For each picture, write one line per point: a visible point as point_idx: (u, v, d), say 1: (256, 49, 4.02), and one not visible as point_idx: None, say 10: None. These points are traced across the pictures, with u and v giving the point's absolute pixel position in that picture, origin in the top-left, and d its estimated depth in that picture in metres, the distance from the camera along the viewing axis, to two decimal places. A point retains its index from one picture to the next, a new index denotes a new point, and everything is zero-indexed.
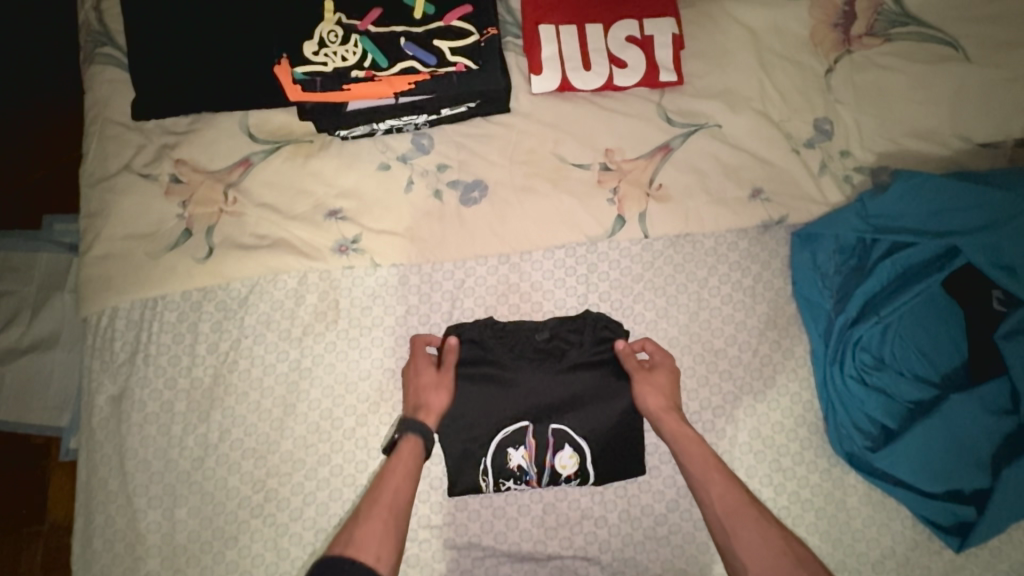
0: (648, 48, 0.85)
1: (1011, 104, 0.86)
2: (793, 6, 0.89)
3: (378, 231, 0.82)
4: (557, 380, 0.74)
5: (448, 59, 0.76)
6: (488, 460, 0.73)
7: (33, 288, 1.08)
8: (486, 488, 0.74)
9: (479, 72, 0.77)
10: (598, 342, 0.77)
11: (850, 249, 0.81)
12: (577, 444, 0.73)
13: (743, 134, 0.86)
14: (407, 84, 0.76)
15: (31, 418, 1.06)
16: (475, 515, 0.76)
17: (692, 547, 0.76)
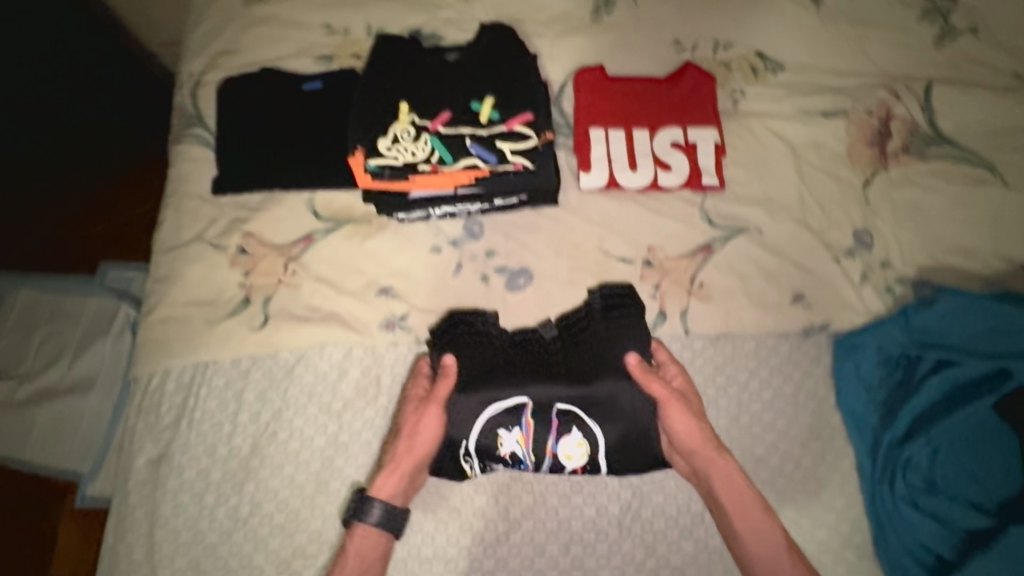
0: (692, 154, 0.91)
1: None
2: (828, 125, 0.95)
3: (425, 311, 0.85)
4: (577, 380, 0.72)
5: (507, 159, 0.82)
6: (473, 443, 0.72)
7: (79, 333, 1.18)
8: (473, 468, 0.74)
9: (534, 172, 0.83)
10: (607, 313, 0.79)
11: (895, 362, 0.80)
12: (588, 428, 0.72)
13: (784, 240, 0.88)
14: (467, 179, 0.82)
15: (55, 463, 1.11)
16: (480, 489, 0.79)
17: (704, 556, 0.77)
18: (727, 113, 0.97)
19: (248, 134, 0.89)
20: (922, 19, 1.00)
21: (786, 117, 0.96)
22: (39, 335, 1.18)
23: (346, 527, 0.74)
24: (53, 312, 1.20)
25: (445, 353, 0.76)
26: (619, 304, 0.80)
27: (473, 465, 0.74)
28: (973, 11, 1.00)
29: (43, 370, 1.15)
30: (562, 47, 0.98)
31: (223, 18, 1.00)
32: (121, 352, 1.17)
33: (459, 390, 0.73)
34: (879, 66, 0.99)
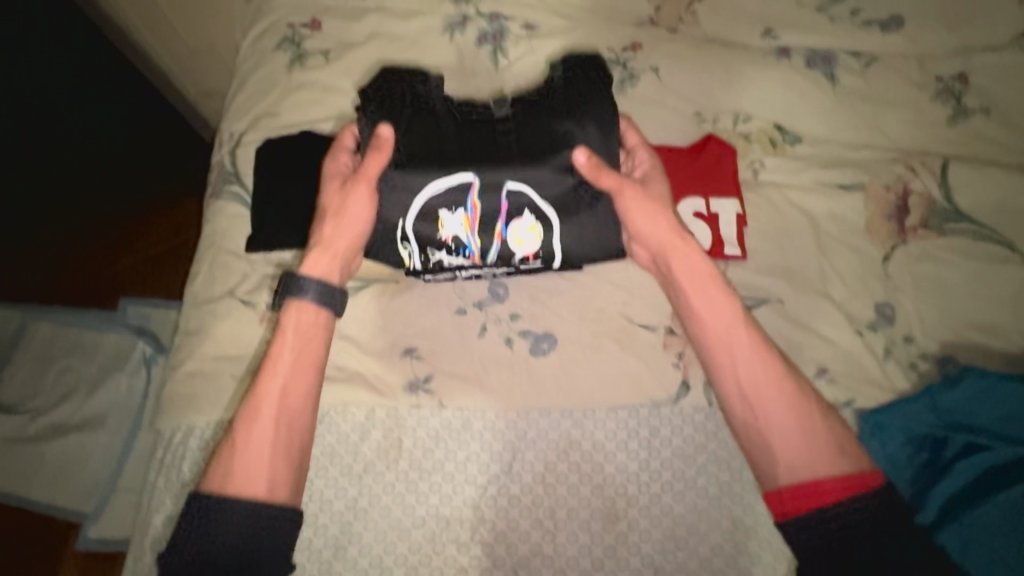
0: (714, 224, 0.93)
1: None
2: (848, 198, 0.97)
3: (449, 373, 0.86)
4: (541, 164, 0.75)
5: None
6: (414, 228, 0.76)
7: (94, 368, 1.27)
8: (413, 252, 0.78)
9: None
10: (570, 82, 0.81)
11: (921, 441, 0.79)
12: (541, 213, 0.76)
13: (806, 312, 0.89)
14: None
15: (66, 499, 1.17)
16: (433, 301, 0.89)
17: (690, 469, 0.80)
18: (747, 183, 0.99)
19: (284, 194, 0.92)
20: (935, 98, 1.03)
21: (806, 189, 0.98)
22: (53, 368, 1.27)
23: (279, 312, 0.78)
24: (71, 347, 1.30)
25: (383, 124, 0.77)
26: (587, 74, 0.82)
27: (415, 254, 0.78)
28: (985, 92, 1.03)
29: (56, 405, 1.22)
30: None
31: (267, 82, 1.05)
32: (132, 389, 1.25)
33: (392, 166, 0.76)
34: (895, 142, 1.02)
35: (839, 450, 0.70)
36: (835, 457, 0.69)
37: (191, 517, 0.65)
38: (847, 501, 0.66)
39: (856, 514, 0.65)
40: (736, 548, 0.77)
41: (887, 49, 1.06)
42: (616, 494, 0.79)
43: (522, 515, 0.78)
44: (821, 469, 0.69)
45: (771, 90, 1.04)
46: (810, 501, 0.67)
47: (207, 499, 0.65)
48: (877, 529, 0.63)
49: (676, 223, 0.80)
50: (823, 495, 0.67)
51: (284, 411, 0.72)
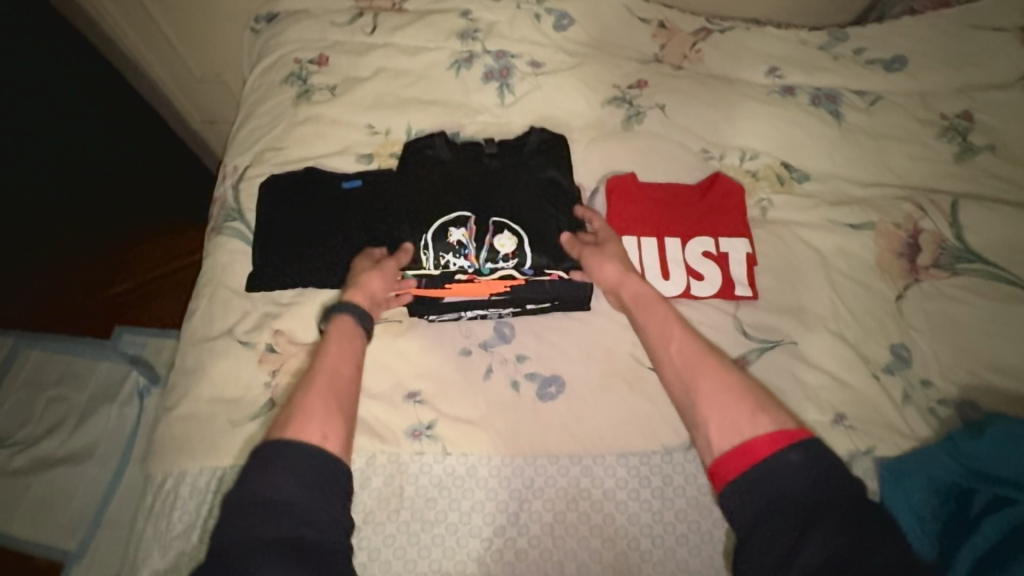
0: (723, 263, 0.91)
1: None
2: (858, 235, 0.96)
3: (453, 417, 0.83)
4: (520, 205, 0.87)
5: (543, 269, 0.85)
6: (428, 237, 0.85)
7: (86, 398, 1.23)
8: (427, 262, 0.85)
9: (569, 281, 0.86)
10: (540, 146, 0.93)
11: (947, 493, 0.76)
12: (515, 228, 0.85)
13: (820, 354, 0.87)
14: (503, 287, 0.84)
15: (43, 537, 1.09)
16: (438, 340, 0.87)
17: (707, 522, 0.77)
18: (756, 220, 0.98)
19: (285, 230, 0.90)
20: (941, 136, 1.03)
21: (816, 227, 0.97)
22: (43, 399, 1.21)
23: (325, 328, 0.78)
24: (63, 376, 1.25)
25: (398, 202, 0.88)
26: (554, 144, 0.93)
27: (432, 257, 0.85)
28: (992, 129, 1.03)
29: (44, 437, 1.17)
30: (594, 153, 1.01)
31: (271, 117, 1.04)
32: (123, 421, 1.20)
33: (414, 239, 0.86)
34: (904, 179, 1.01)
35: (768, 410, 0.64)
36: (760, 415, 0.64)
37: (261, 456, 0.62)
38: (774, 455, 0.60)
39: (779, 482, 0.58)
40: None
41: (892, 87, 1.07)
42: (628, 548, 0.75)
43: (530, 570, 0.74)
44: (748, 428, 0.63)
45: (778, 126, 1.04)
46: (741, 464, 0.61)
47: (274, 443, 0.62)
48: (807, 497, 0.56)
49: (623, 255, 0.84)
50: (750, 457, 0.61)
51: (333, 377, 0.72)
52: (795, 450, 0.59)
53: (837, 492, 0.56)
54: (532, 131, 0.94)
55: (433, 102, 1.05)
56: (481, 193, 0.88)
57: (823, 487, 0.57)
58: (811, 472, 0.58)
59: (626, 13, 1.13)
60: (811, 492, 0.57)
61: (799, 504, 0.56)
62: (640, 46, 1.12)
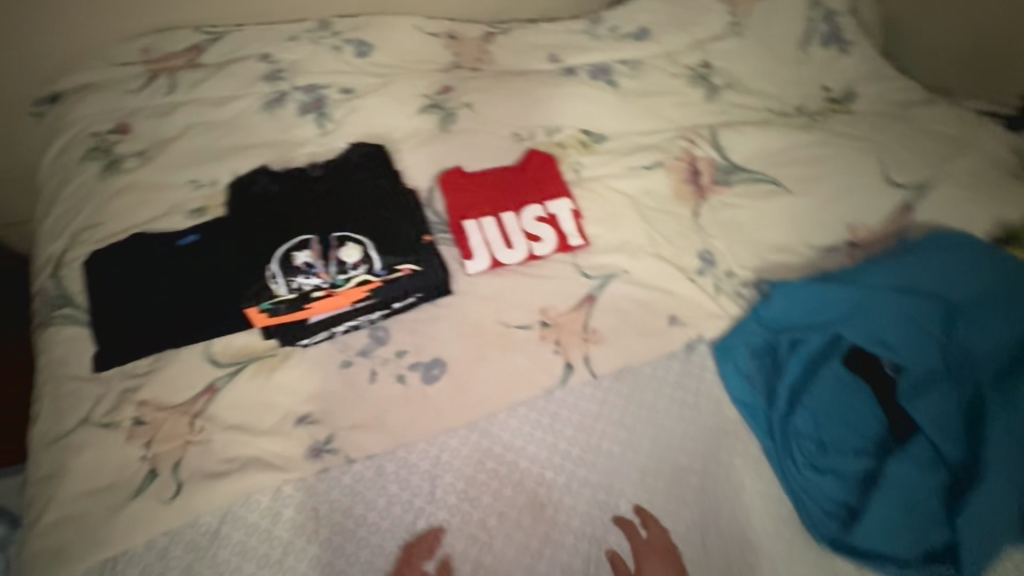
0: (555, 222, 1.05)
1: (847, 212, 1.06)
2: (652, 174, 1.16)
3: (349, 426, 0.86)
4: (356, 212, 0.91)
5: (395, 266, 0.89)
6: (274, 267, 0.85)
7: None
8: (280, 291, 0.85)
9: (423, 271, 0.91)
10: (363, 159, 1.00)
11: (761, 350, 0.95)
12: (357, 238, 0.89)
13: (646, 274, 1.03)
14: (362, 293, 0.88)
15: None
16: (317, 361, 0.90)
17: (594, 438, 0.87)
18: (573, 182, 1.14)
19: (123, 301, 0.87)
20: (691, 84, 1.27)
21: (619, 176, 1.16)
22: None
23: None
24: None
25: (235, 243, 0.89)
26: (374, 156, 1.01)
27: (283, 284, 0.85)
28: (725, 71, 1.29)
29: None
30: (422, 157, 1.11)
31: (81, 195, 1.00)
32: None
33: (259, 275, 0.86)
34: (676, 122, 1.24)
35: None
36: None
37: None
38: None
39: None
40: (650, 493, 0.84)
41: (647, 53, 1.30)
42: (536, 485, 0.84)
43: (456, 537, 0.80)
44: None
45: (569, 102, 1.22)
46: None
47: None
48: None
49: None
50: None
51: None
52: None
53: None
54: (353, 145, 1.02)
55: (254, 144, 1.07)
56: (320, 207, 0.91)
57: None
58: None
59: (418, 33, 1.26)
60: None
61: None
62: (438, 57, 1.25)
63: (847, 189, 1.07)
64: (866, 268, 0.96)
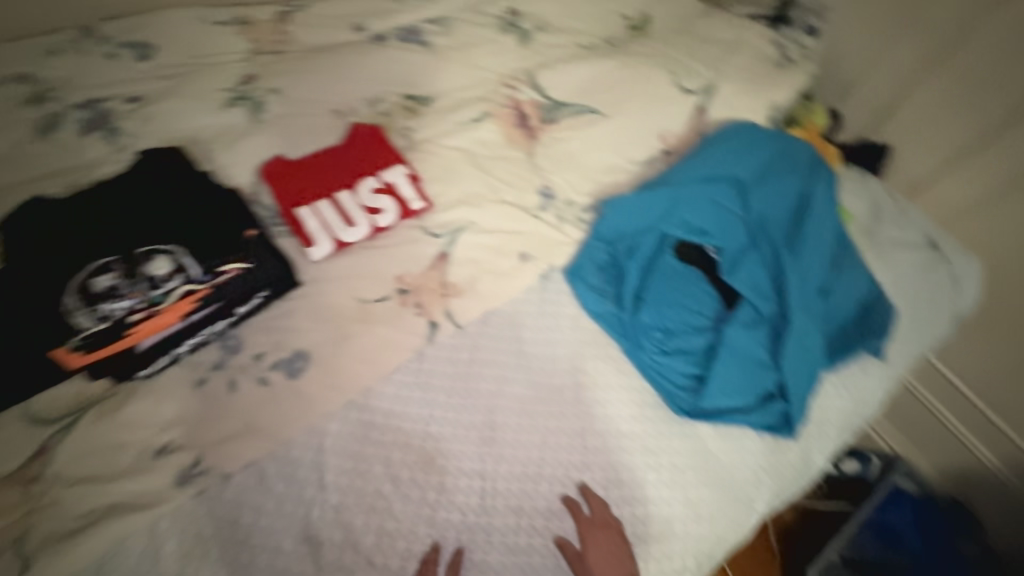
0: (393, 191, 1.05)
1: (655, 123, 1.16)
2: (481, 125, 1.18)
3: (217, 442, 0.82)
4: (161, 224, 0.86)
5: (218, 268, 0.85)
6: (71, 299, 0.78)
7: None
8: (86, 323, 0.78)
9: (254, 267, 0.88)
10: (161, 168, 0.93)
11: (606, 264, 1.04)
12: (166, 248, 0.84)
13: (492, 220, 1.06)
14: (190, 304, 0.84)
15: None
16: (166, 387, 0.85)
17: (470, 383, 0.91)
18: (408, 148, 1.13)
19: None
20: (501, 32, 1.30)
21: (451, 132, 1.16)
22: None
23: None
24: None
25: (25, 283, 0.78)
26: (174, 162, 0.94)
27: (88, 314, 0.78)
28: (532, 16, 1.34)
29: None
30: (237, 152, 1.04)
31: None
32: None
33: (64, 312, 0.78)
34: (494, 71, 1.26)
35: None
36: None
37: None
38: None
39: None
40: (532, 416, 0.89)
41: (451, 9, 1.31)
42: (424, 442, 0.86)
43: (354, 513, 0.80)
44: None
45: (385, 72, 1.20)
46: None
47: None
48: None
49: (621, 567, 0.78)
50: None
51: None
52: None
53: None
54: (144, 152, 0.94)
55: (34, 176, 0.95)
56: (119, 227, 0.85)
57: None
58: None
59: (203, 24, 1.17)
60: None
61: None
62: (233, 47, 1.17)
63: (651, 105, 1.16)
64: (676, 169, 1.06)
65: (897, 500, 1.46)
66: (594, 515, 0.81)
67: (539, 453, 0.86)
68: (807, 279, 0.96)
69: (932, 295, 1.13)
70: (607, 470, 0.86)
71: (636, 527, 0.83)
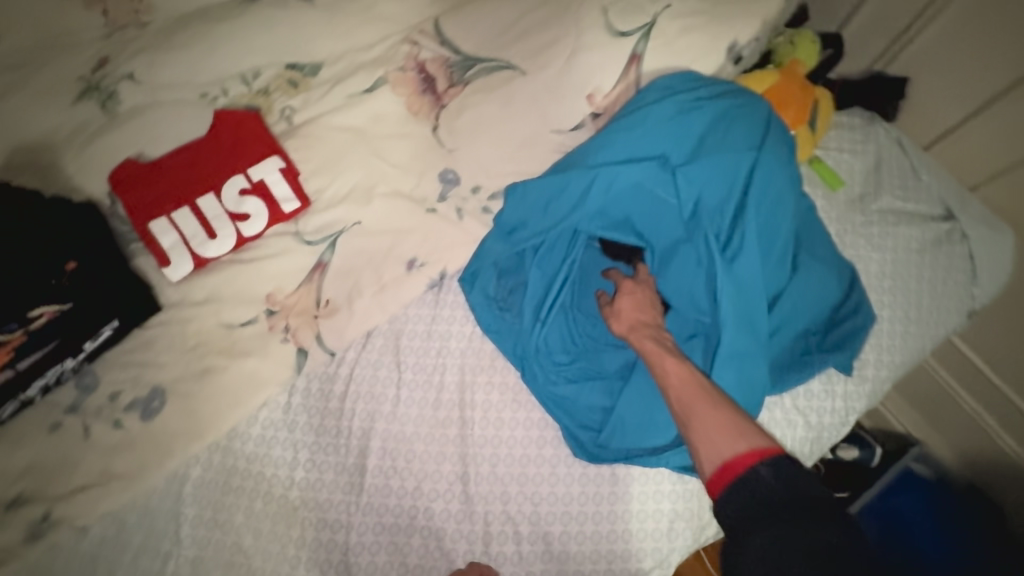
0: (263, 190, 0.88)
1: (591, 75, 0.90)
2: (376, 97, 0.96)
3: (69, 493, 0.75)
4: None
5: (30, 312, 0.75)
6: None
7: None
8: None
9: (78, 304, 0.78)
10: None
11: (509, 268, 0.89)
12: None
13: (382, 218, 0.89)
14: (7, 353, 0.75)
15: None
16: (15, 433, 0.77)
17: (341, 422, 0.81)
18: (287, 133, 0.96)
19: None
20: None
21: (340, 108, 0.95)
22: None
23: None
24: None
25: None
26: None
27: None
28: None
29: None
30: (89, 157, 0.91)
31: None
32: None
33: None
34: (401, 23, 1.02)
35: (745, 429, 0.63)
36: (736, 432, 0.63)
37: None
38: (750, 475, 0.60)
39: (797, 535, 0.54)
40: (407, 459, 0.79)
41: None
42: (286, 490, 0.78)
43: (210, 568, 0.74)
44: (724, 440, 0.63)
45: (261, 34, 0.98)
46: (721, 484, 0.62)
47: None
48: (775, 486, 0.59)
49: (646, 308, 0.77)
50: (731, 470, 0.61)
51: None
52: (761, 465, 0.60)
53: (820, 505, 0.57)
54: None
55: None
56: None
57: (795, 495, 0.58)
58: (784, 483, 0.59)
59: None
60: (826, 547, 0.53)
61: (788, 507, 0.56)
62: (90, 26, 0.99)
63: (582, 49, 0.90)
64: (595, 140, 0.82)
65: (908, 484, 1.15)
66: (637, 274, 0.80)
67: (411, 501, 0.77)
68: (751, 285, 0.76)
69: (933, 287, 0.90)
70: (490, 523, 0.76)
71: None
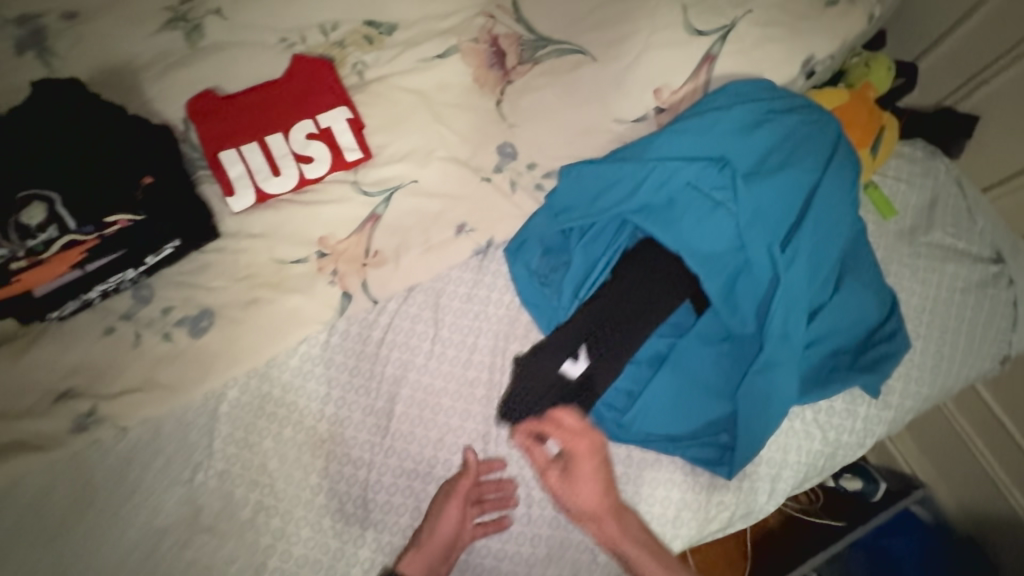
0: (329, 137, 0.91)
1: (660, 72, 0.92)
2: (447, 64, 0.98)
3: (115, 394, 0.80)
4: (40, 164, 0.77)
5: (105, 218, 0.80)
6: None
7: None
8: None
9: (148, 218, 0.82)
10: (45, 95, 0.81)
11: (554, 246, 0.91)
12: (43, 194, 0.77)
13: (437, 181, 0.92)
14: (79, 254, 0.80)
15: None
16: (72, 331, 0.82)
17: (374, 367, 0.84)
18: (356, 87, 0.98)
19: None
20: None
21: (409, 71, 0.97)
22: None
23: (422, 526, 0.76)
24: None
25: None
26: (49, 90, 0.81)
27: None
28: None
29: None
30: (168, 84, 0.95)
31: None
32: None
33: None
34: None
35: None
36: None
37: None
38: None
39: None
40: (434, 411, 0.83)
41: None
42: (315, 423, 0.82)
43: (235, 484, 0.79)
44: None
45: None
46: None
47: None
48: None
49: (604, 484, 0.75)
50: None
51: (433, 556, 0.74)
52: None
53: None
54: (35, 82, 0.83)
55: None
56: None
57: None
58: None
59: None
60: None
61: None
62: None
63: (653, 45, 0.91)
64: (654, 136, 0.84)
65: (904, 526, 1.12)
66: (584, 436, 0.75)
67: (433, 450, 0.82)
68: (793, 294, 0.77)
69: (972, 329, 0.90)
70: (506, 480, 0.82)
71: (523, 548, 0.81)
